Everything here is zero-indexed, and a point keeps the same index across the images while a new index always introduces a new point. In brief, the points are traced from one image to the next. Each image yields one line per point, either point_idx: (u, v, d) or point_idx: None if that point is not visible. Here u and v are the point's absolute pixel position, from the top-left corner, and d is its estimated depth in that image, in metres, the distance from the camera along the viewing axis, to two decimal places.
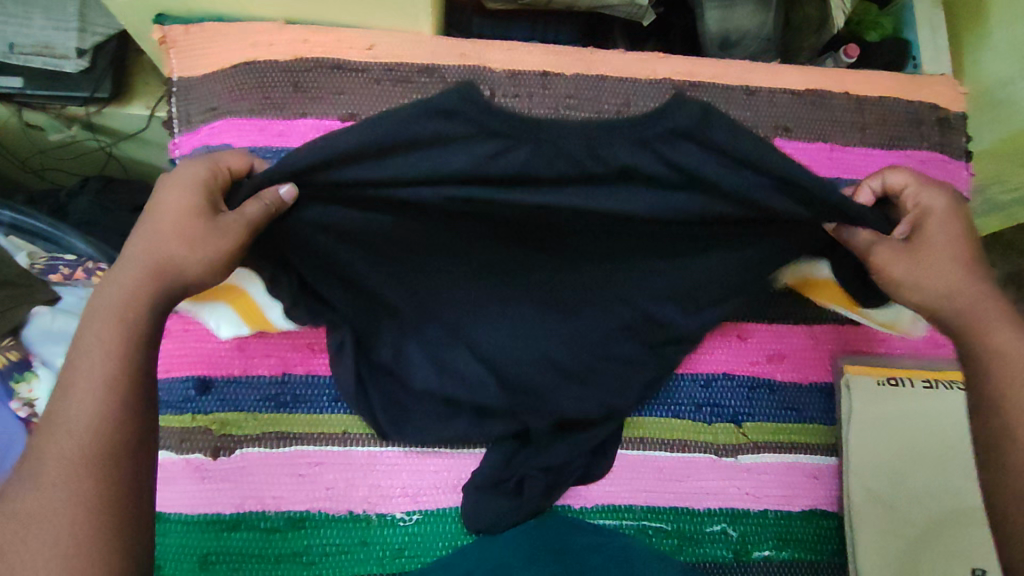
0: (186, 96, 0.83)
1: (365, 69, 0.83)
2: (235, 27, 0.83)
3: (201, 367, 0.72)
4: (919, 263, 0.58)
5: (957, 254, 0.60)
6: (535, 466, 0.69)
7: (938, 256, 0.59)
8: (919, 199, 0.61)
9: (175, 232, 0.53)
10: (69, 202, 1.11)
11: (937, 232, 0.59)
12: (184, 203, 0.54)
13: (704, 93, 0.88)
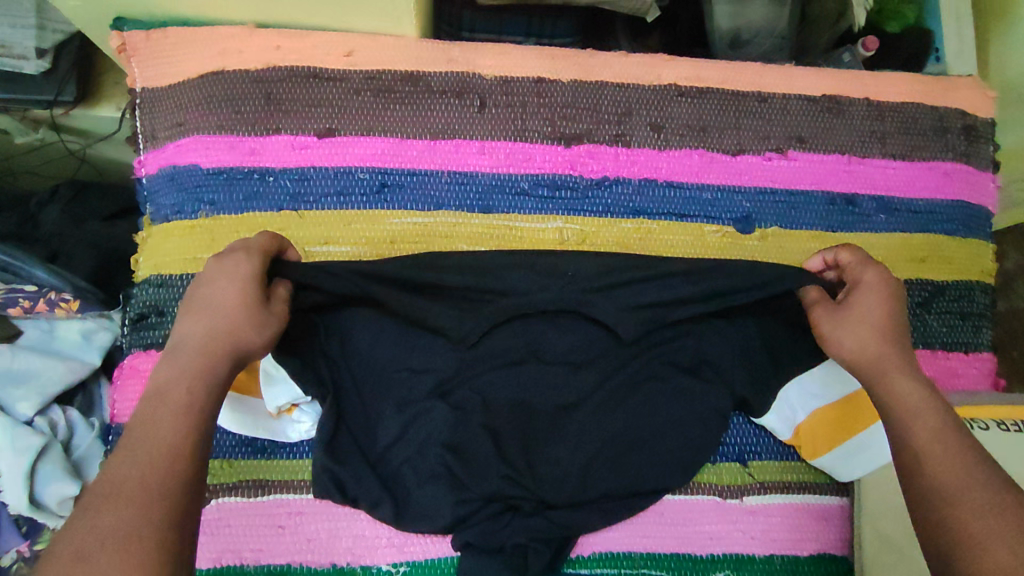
0: (151, 109, 0.77)
1: (344, 78, 0.76)
2: (201, 32, 0.75)
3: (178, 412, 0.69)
4: (839, 324, 0.63)
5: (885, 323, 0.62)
6: (528, 533, 0.65)
7: (858, 321, 0.63)
8: (859, 274, 0.66)
9: (240, 320, 0.56)
10: (40, 212, 1.05)
11: (868, 302, 0.63)
12: (248, 276, 0.58)
13: (712, 100, 0.81)
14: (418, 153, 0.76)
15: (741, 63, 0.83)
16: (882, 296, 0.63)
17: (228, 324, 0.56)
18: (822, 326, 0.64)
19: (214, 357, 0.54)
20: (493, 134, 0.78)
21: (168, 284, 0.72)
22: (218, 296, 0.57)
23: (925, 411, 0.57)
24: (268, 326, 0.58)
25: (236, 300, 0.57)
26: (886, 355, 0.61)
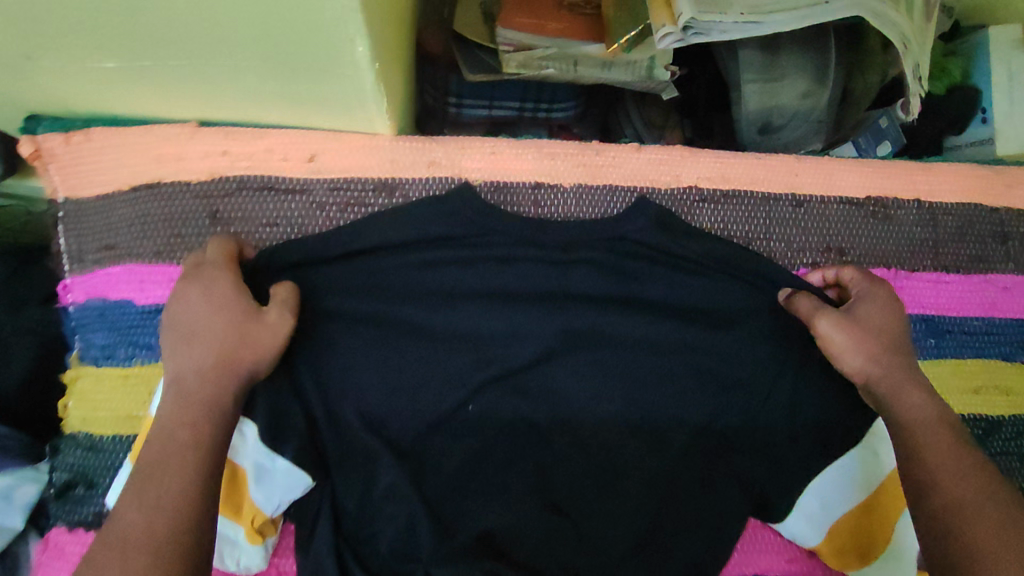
0: (77, 225, 0.65)
1: (305, 189, 0.64)
2: (130, 135, 0.62)
3: None
4: (858, 336, 0.61)
5: (894, 340, 0.62)
6: None
7: (870, 333, 0.61)
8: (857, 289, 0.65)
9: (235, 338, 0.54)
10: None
11: (873, 316, 0.62)
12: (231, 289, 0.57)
13: (739, 204, 0.70)
14: (394, 281, 0.64)
15: (773, 157, 0.71)
16: (887, 309, 0.63)
17: (224, 347, 0.54)
18: (833, 335, 0.61)
19: (223, 378, 0.53)
20: (482, 260, 0.64)
21: (98, 448, 0.63)
22: (206, 322, 0.55)
23: (936, 425, 0.57)
24: (272, 337, 0.56)
25: (227, 322, 0.55)
26: (889, 373, 0.60)
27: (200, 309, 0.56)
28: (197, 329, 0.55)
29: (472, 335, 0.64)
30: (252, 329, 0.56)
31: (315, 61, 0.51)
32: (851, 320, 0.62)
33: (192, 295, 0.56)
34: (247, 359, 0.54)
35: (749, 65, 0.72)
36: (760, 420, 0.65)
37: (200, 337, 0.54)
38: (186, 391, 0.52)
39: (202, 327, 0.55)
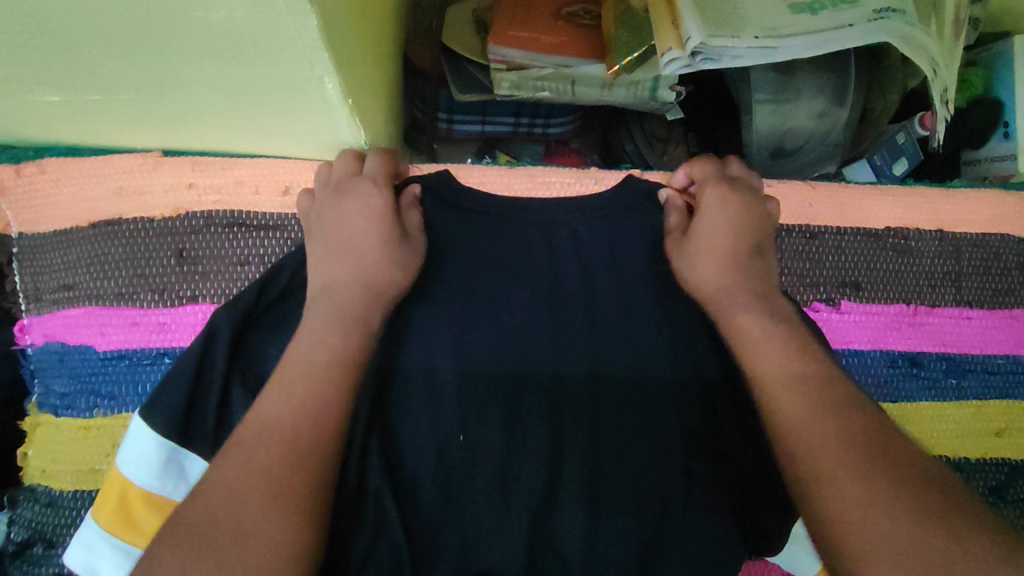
0: (31, 263, 0.59)
1: (280, 225, 0.59)
2: (89, 166, 0.57)
3: None
4: (692, 252, 0.58)
5: (734, 249, 0.57)
6: None
7: (707, 245, 0.58)
8: (703, 200, 0.61)
9: (382, 262, 0.52)
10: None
11: (712, 226, 0.58)
12: (379, 209, 0.54)
13: None
14: None
15: (784, 184, 0.66)
16: (735, 211, 0.60)
17: (368, 264, 0.51)
18: (675, 263, 0.59)
19: (372, 294, 0.51)
20: None
21: (57, 504, 0.58)
22: (359, 236, 0.52)
23: (787, 356, 0.48)
24: (414, 262, 0.53)
25: (375, 241, 0.52)
26: (730, 283, 0.55)
27: (351, 220, 0.53)
28: (353, 241, 0.52)
29: None
30: (399, 250, 0.53)
31: (279, 96, 0.46)
32: (691, 243, 0.59)
33: (348, 208, 0.54)
34: (390, 283, 0.51)
35: (761, 85, 0.67)
36: None
37: (353, 252, 0.52)
38: (341, 295, 0.50)
39: (354, 240, 0.52)
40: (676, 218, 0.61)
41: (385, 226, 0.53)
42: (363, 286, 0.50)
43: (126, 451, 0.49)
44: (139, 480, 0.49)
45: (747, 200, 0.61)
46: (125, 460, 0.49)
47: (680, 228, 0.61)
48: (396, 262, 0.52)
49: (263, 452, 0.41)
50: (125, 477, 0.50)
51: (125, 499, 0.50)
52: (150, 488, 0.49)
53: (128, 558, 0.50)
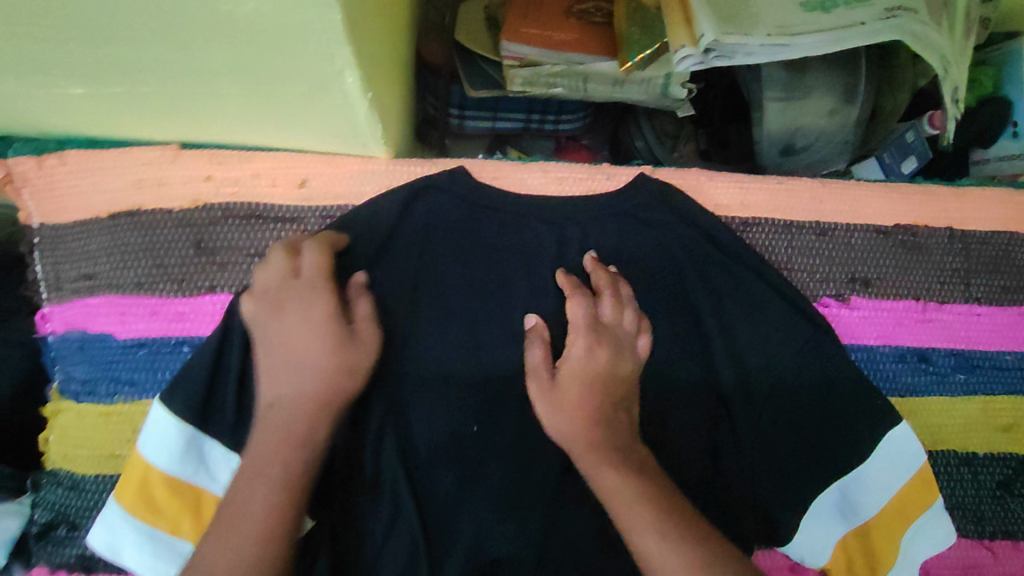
0: (52, 252, 0.61)
1: (296, 217, 0.60)
2: (109, 158, 0.58)
3: None
4: (560, 399, 0.56)
5: (598, 405, 0.55)
6: None
7: (569, 394, 0.56)
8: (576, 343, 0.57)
9: (335, 372, 0.51)
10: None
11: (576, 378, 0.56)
12: (322, 316, 0.51)
13: (760, 234, 0.66)
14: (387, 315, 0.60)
15: (794, 181, 0.67)
16: (605, 354, 0.57)
17: (317, 375, 0.50)
18: (535, 404, 0.57)
19: (321, 409, 0.50)
20: (485, 292, 0.61)
21: (80, 487, 0.59)
22: (301, 347, 0.50)
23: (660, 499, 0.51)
24: (362, 363, 0.52)
25: (324, 345, 0.51)
26: (586, 450, 0.54)
27: (296, 324, 0.51)
28: (297, 354, 0.50)
29: (471, 368, 0.60)
30: (350, 351, 0.52)
31: (297, 91, 0.47)
32: (557, 392, 0.56)
33: (291, 316, 0.51)
34: (342, 385, 0.51)
35: (771, 82, 0.68)
36: (777, 455, 0.62)
37: (298, 362, 0.50)
38: (290, 419, 0.49)
39: (296, 356, 0.50)
40: (538, 358, 0.57)
41: (335, 333, 0.51)
42: (307, 403, 0.50)
43: (148, 436, 0.51)
44: (162, 464, 0.52)
45: (625, 343, 0.58)
46: (148, 446, 0.51)
47: (545, 373, 0.57)
48: (349, 366, 0.51)
49: (241, 545, 0.46)
50: (147, 462, 0.52)
51: (146, 483, 0.52)
52: (173, 471, 0.52)
53: (146, 538, 0.53)
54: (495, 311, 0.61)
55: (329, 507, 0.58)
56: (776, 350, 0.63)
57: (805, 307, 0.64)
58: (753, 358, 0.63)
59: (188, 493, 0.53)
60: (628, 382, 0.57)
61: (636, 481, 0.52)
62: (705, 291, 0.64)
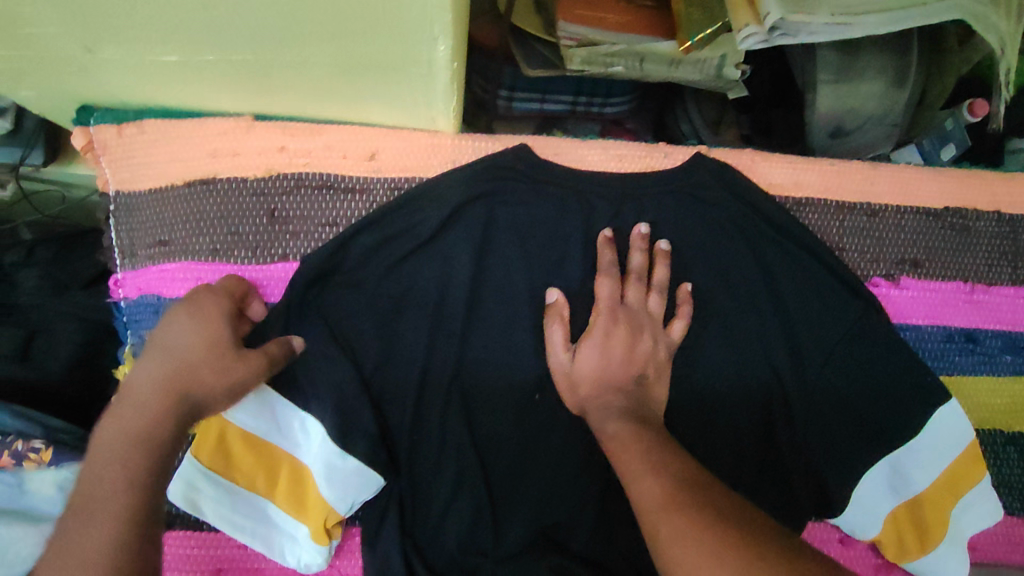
0: (128, 219, 0.62)
1: (365, 188, 0.62)
2: (185, 128, 0.60)
3: (223, 565, 0.59)
4: (581, 373, 0.59)
5: (616, 381, 0.58)
6: None
7: (588, 371, 0.59)
8: (600, 317, 0.59)
9: (207, 375, 0.49)
10: (15, 274, 0.88)
11: (597, 354, 0.58)
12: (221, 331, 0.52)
13: (813, 214, 0.68)
14: (452, 285, 0.62)
15: (846, 163, 0.68)
16: (624, 335, 0.59)
17: (192, 367, 0.49)
18: (558, 379, 0.61)
19: (178, 404, 0.48)
20: (545, 265, 0.63)
21: None
22: (185, 343, 0.50)
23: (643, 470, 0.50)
24: (250, 379, 0.51)
25: (214, 349, 0.50)
26: (597, 421, 0.57)
27: (188, 322, 0.51)
28: (182, 345, 0.50)
29: (532, 338, 0.62)
30: (229, 359, 0.51)
31: (384, 61, 0.49)
32: (576, 367, 0.59)
33: (184, 319, 0.51)
34: (201, 385, 0.49)
35: (825, 66, 0.69)
36: (828, 428, 0.64)
37: (188, 355, 0.49)
38: (144, 399, 0.47)
39: (175, 346, 0.49)
40: (560, 338, 0.60)
41: (217, 337, 0.51)
42: (171, 392, 0.48)
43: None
44: (242, 422, 0.57)
45: (650, 325, 0.60)
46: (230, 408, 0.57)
47: (564, 356, 0.60)
48: (221, 369, 0.50)
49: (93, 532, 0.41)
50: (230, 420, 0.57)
51: (227, 441, 0.57)
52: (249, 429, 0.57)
53: (225, 492, 0.57)
54: (556, 282, 0.63)
55: (397, 469, 0.60)
56: (827, 326, 0.65)
57: (856, 285, 0.66)
58: (804, 334, 0.65)
59: (265, 449, 0.58)
60: (649, 363, 0.59)
61: (636, 454, 0.52)
62: (758, 268, 0.65)
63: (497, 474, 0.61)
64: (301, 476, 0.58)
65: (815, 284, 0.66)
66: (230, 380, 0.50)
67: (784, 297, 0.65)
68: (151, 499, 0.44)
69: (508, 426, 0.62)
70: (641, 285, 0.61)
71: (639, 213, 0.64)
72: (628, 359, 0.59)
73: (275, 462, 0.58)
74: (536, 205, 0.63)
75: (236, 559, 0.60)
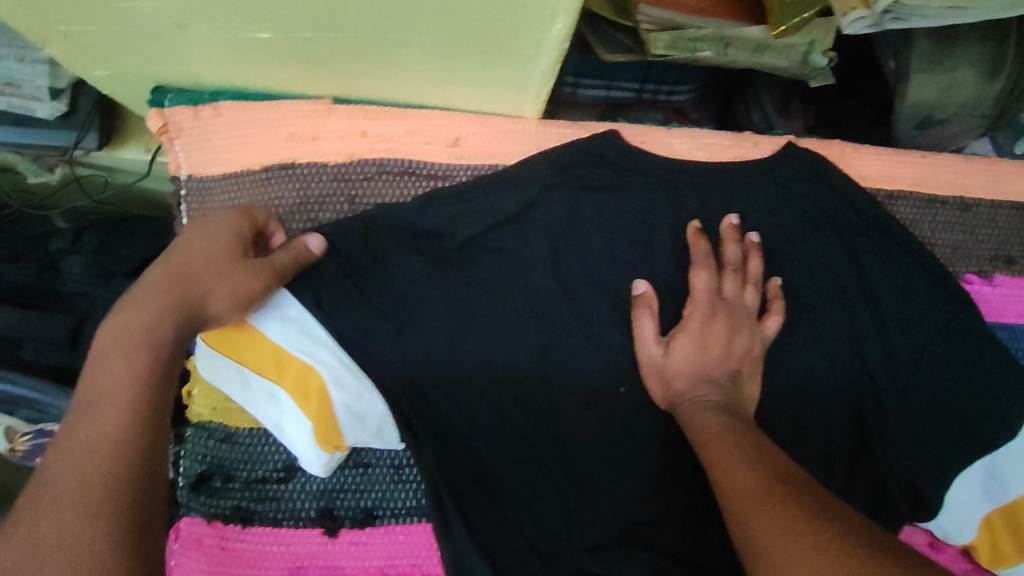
0: (201, 204, 0.60)
1: (447, 175, 0.60)
2: (263, 111, 0.58)
3: (303, 563, 0.59)
4: (671, 366, 0.57)
5: (709, 375, 0.56)
6: None
7: (681, 366, 0.57)
8: (693, 309, 0.58)
9: (219, 278, 0.47)
10: (61, 260, 0.86)
11: (688, 347, 0.57)
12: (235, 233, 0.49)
13: (906, 207, 0.65)
14: (536, 275, 0.60)
15: (939, 156, 0.66)
16: (724, 328, 0.57)
17: (202, 271, 0.46)
18: (646, 373, 0.59)
19: (188, 309, 0.45)
20: (631, 256, 0.60)
21: (233, 440, 0.60)
22: (204, 249, 0.47)
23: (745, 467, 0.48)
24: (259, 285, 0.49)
25: (229, 250, 0.48)
26: (689, 416, 0.55)
27: (209, 229, 0.49)
28: (200, 250, 0.47)
29: (618, 331, 0.60)
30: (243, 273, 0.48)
31: (491, 42, 0.47)
32: (666, 360, 0.57)
33: (198, 227, 0.49)
34: (211, 294, 0.46)
35: (919, 54, 0.66)
36: (919, 427, 0.62)
37: (209, 260, 0.47)
38: (151, 298, 0.44)
39: (189, 249, 0.47)
40: (651, 331, 0.57)
41: (233, 248, 0.48)
42: (178, 293, 0.45)
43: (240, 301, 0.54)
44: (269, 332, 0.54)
45: (745, 319, 0.58)
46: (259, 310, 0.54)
47: (656, 349, 0.58)
48: (234, 281, 0.48)
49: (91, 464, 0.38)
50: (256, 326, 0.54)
51: (253, 342, 0.55)
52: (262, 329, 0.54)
53: (245, 386, 0.56)
54: (642, 274, 0.60)
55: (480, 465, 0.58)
56: (919, 322, 0.63)
57: (949, 282, 0.64)
58: (894, 330, 0.63)
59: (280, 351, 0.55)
60: (742, 359, 0.57)
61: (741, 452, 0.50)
62: (849, 262, 0.63)
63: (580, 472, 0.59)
64: (320, 405, 0.54)
65: (908, 279, 0.63)
66: (238, 297, 0.48)
67: (875, 293, 0.63)
68: (150, 427, 0.40)
69: (591, 420, 0.61)
70: (737, 278, 0.59)
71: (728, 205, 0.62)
72: (720, 353, 0.57)
73: (293, 380, 0.55)
74: (622, 195, 0.60)
75: (315, 556, 0.59)
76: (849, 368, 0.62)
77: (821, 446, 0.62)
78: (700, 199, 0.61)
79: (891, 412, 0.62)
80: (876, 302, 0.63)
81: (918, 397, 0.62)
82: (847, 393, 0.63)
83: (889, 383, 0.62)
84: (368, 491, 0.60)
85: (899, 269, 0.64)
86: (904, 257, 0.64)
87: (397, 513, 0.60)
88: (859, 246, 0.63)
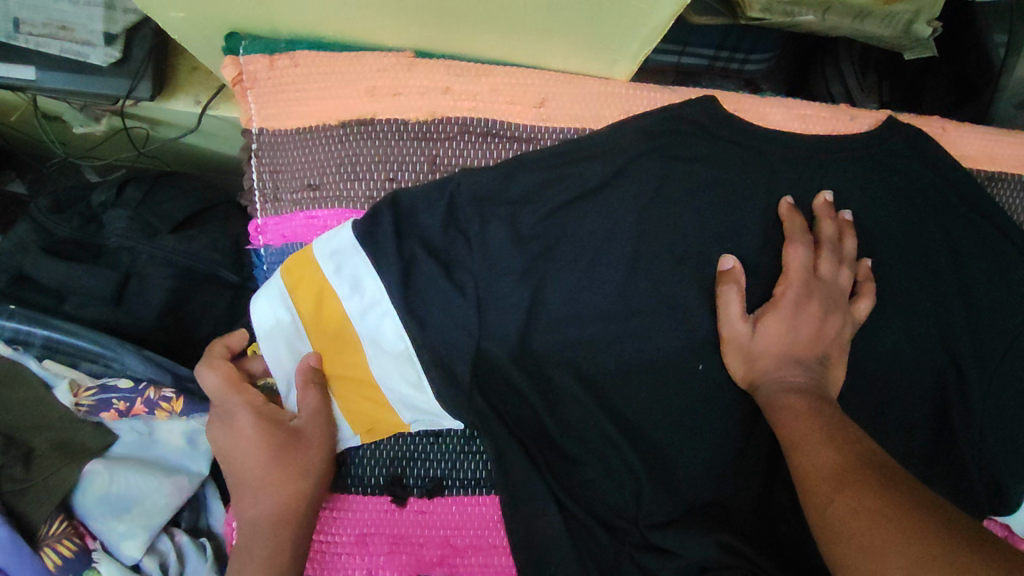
0: (273, 159, 0.58)
1: (531, 137, 0.58)
2: (343, 64, 0.56)
3: (368, 531, 0.58)
4: (761, 347, 0.54)
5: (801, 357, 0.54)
6: None
7: (771, 348, 0.54)
8: (787, 287, 0.55)
9: (275, 470, 0.53)
10: (103, 214, 0.81)
11: (780, 326, 0.54)
12: (255, 421, 0.53)
13: (1005, 191, 0.62)
14: (622, 246, 0.57)
15: None
16: (818, 310, 0.55)
17: (262, 477, 0.52)
18: (730, 355, 0.56)
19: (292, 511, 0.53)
20: (720, 229, 0.58)
21: None
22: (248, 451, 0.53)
23: (835, 447, 0.45)
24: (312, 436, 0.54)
25: (262, 443, 0.53)
26: (777, 397, 0.52)
27: (238, 430, 0.53)
28: (246, 456, 0.53)
29: (704, 308, 0.57)
30: (299, 450, 0.54)
31: None
32: (755, 339, 0.55)
33: (233, 438, 0.53)
34: (279, 487, 0.52)
35: None
36: (1006, 420, 0.60)
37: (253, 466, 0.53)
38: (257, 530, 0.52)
39: (242, 464, 0.53)
40: (739, 307, 0.54)
41: (276, 434, 0.53)
42: (265, 508, 0.52)
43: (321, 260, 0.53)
44: (345, 298, 0.53)
45: (840, 300, 0.56)
46: (341, 279, 0.53)
47: (745, 328, 0.54)
48: (301, 467, 0.53)
49: None
50: (335, 288, 0.53)
51: (322, 300, 0.54)
52: (338, 294, 0.53)
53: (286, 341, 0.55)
54: (731, 250, 0.58)
55: (553, 438, 0.57)
56: (1013, 310, 0.60)
57: None
58: (988, 319, 0.60)
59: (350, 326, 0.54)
60: (836, 341, 0.55)
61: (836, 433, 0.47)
62: (947, 245, 0.60)
63: (653, 452, 0.57)
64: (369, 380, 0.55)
65: (1007, 268, 0.60)
66: (311, 471, 0.54)
67: (974, 282, 0.60)
68: None
69: (674, 399, 0.57)
70: (833, 258, 0.57)
71: (820, 181, 0.59)
72: (814, 334, 0.54)
73: (348, 353, 0.55)
74: (711, 167, 0.58)
75: (382, 524, 0.58)
76: (940, 358, 0.60)
77: (906, 433, 0.60)
78: (793, 174, 0.59)
79: (983, 404, 0.59)
80: (974, 288, 0.60)
81: (1011, 390, 0.60)
82: (937, 384, 0.60)
83: (984, 372, 0.60)
84: (438, 460, 0.59)
85: (999, 255, 0.61)
86: (1005, 240, 0.60)
87: (467, 484, 0.59)
88: (958, 229, 0.60)
